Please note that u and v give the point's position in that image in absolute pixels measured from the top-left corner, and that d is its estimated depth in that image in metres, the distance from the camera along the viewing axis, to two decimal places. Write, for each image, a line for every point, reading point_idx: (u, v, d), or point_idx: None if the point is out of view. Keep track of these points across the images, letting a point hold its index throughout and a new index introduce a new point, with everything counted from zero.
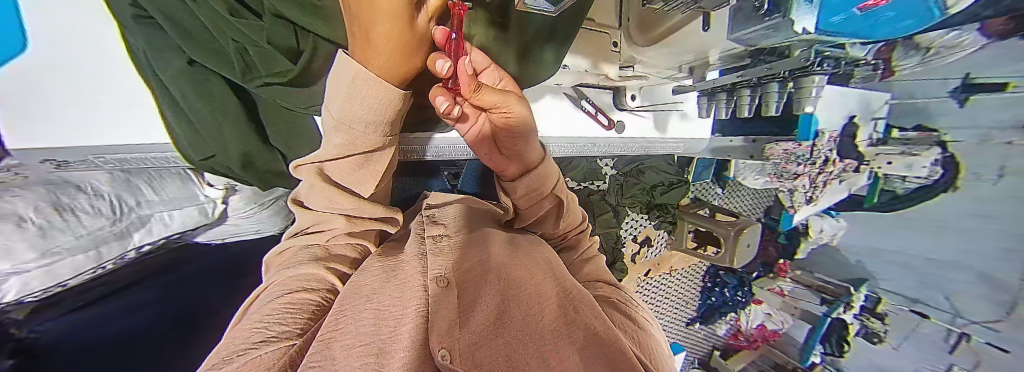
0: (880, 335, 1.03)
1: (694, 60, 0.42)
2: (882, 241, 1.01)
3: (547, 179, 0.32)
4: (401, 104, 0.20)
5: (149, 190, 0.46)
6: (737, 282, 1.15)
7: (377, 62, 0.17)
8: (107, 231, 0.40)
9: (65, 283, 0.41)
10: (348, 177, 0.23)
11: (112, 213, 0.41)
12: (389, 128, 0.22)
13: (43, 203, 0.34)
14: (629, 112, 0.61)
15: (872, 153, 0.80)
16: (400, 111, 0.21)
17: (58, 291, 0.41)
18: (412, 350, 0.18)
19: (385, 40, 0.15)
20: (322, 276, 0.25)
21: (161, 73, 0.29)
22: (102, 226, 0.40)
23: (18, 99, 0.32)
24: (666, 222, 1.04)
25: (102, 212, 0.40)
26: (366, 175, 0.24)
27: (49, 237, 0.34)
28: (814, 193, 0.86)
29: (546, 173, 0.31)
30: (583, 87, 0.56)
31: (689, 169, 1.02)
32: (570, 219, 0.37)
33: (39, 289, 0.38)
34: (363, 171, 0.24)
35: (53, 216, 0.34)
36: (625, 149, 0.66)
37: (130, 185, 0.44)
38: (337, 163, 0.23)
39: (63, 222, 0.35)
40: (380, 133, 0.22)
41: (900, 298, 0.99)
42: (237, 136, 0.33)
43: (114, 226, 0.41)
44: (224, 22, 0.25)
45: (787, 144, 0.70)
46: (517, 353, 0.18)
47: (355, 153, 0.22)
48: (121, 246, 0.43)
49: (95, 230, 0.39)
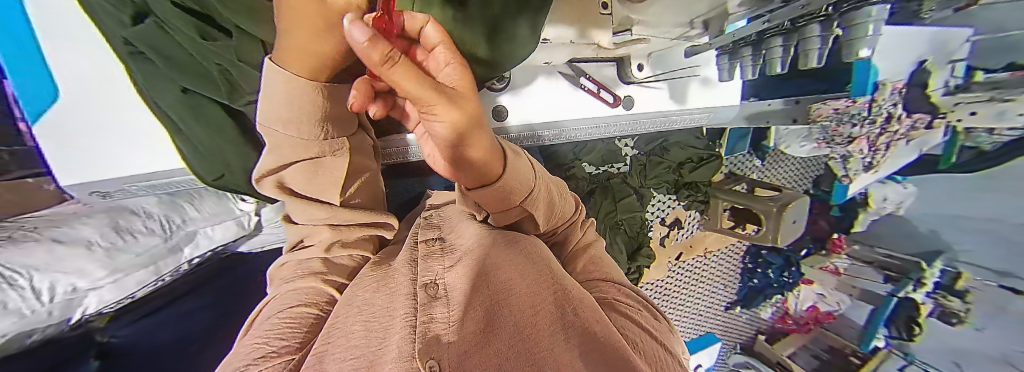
0: (960, 315, 0.88)
1: (709, 11, 0.38)
2: (962, 207, 0.85)
3: (515, 192, 0.27)
4: (327, 103, 0.19)
5: (192, 209, 0.49)
6: (782, 262, 1.04)
7: (298, 37, 0.14)
8: (162, 248, 0.45)
9: (134, 295, 0.45)
10: (307, 186, 0.23)
11: (163, 231, 0.45)
12: (325, 130, 0.21)
13: (105, 229, 0.39)
14: (638, 85, 0.55)
15: (948, 104, 0.70)
16: (329, 111, 0.20)
17: (128, 302, 0.45)
18: (401, 359, 0.15)
19: (304, 13, 0.13)
20: (320, 289, 0.25)
21: (164, 106, 0.30)
22: (156, 243, 0.44)
23: (56, 142, 0.36)
24: (697, 202, 0.96)
25: (153, 230, 0.44)
26: (326, 182, 0.23)
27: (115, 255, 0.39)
28: (875, 158, 0.75)
29: (512, 186, 0.26)
30: (579, 63, 0.51)
31: (721, 142, 0.92)
32: (558, 215, 0.34)
33: (113, 301, 0.41)
34: (320, 179, 0.23)
35: (115, 237, 0.39)
36: (638, 126, 0.61)
37: (175, 205, 0.47)
38: (290, 171, 0.22)
39: (125, 241, 0.40)
40: (316, 137, 0.21)
41: (986, 273, 0.84)
42: (239, 156, 0.34)
43: (167, 242, 0.45)
44: (198, 46, 0.26)
45: (838, 102, 0.63)
46: (510, 359, 0.16)
47: (303, 158, 0.21)
48: (175, 260, 0.47)
49: (152, 247, 0.43)
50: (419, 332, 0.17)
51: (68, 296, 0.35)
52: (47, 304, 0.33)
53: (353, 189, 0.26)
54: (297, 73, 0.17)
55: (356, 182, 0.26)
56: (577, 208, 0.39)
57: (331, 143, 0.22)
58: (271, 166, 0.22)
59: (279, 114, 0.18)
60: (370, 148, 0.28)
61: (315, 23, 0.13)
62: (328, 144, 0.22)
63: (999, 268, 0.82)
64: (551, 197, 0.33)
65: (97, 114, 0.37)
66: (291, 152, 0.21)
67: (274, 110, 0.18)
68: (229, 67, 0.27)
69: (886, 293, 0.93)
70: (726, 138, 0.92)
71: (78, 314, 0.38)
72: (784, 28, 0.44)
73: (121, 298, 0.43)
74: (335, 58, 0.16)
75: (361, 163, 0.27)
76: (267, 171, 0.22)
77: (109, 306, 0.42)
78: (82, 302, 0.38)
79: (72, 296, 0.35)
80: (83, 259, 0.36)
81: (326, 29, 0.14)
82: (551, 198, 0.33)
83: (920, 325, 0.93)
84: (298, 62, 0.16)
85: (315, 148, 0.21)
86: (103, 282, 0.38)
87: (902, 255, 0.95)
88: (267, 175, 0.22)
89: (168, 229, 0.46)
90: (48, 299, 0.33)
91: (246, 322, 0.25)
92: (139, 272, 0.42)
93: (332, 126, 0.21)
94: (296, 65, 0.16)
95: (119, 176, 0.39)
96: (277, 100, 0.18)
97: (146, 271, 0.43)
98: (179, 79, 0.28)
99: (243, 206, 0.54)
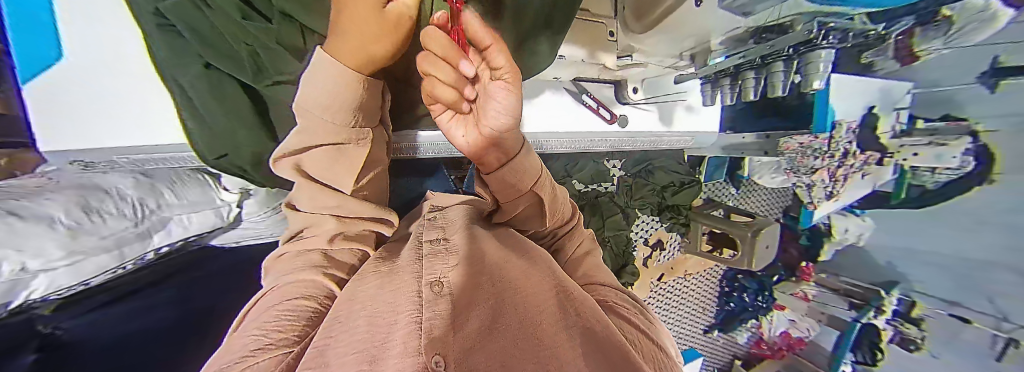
0: (917, 342, 0.95)
1: (696, 46, 0.43)
2: (913, 239, 0.94)
3: (524, 177, 0.29)
4: (363, 95, 0.21)
5: (171, 195, 0.46)
6: (757, 286, 1.09)
7: (350, 40, 0.17)
8: (130, 232, 0.40)
9: (90, 282, 0.39)
10: (326, 172, 0.24)
11: (134, 216, 0.41)
12: (357, 119, 0.22)
13: (72, 206, 0.34)
14: (632, 106, 0.60)
15: (895, 145, 0.79)
16: (365, 101, 0.22)
17: (80, 289, 0.39)
18: (408, 354, 0.15)
19: (375, 26, 0.16)
20: (321, 283, 0.25)
21: (184, 81, 0.31)
22: (126, 227, 0.39)
23: (49, 108, 0.37)
24: (678, 224, 1.00)
25: (125, 214, 0.39)
26: (343, 170, 0.24)
27: (79, 236, 0.33)
28: (835, 187, 0.79)
29: (522, 171, 0.28)
30: (582, 82, 0.56)
31: (701, 169, 1.00)
32: (560, 212, 0.36)
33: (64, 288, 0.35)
34: (338, 165, 0.24)
35: (81, 217, 0.34)
36: (630, 144, 0.66)
37: (153, 190, 0.44)
38: (311, 154, 0.23)
39: (91, 223, 0.35)
40: (347, 125, 0.22)
41: (935, 301, 0.92)
42: (252, 140, 0.34)
43: (136, 227, 0.41)
44: (234, 26, 0.27)
45: (802, 137, 0.69)
46: (514, 358, 0.18)
47: (325, 143, 0.22)
48: (142, 247, 0.42)
49: (119, 231, 0.38)
50: (424, 329, 0.17)
51: (14, 277, 0.27)
52: None
53: (364, 180, 0.27)
54: (343, 64, 0.19)
55: (369, 174, 0.28)
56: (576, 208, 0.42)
57: (358, 132, 0.23)
58: (294, 148, 0.23)
59: (320, 98, 0.20)
60: (385, 142, 0.29)
61: (373, 30, 0.16)
62: (355, 133, 0.23)
63: (950, 299, 0.89)
64: (553, 193, 0.34)
65: (79, 90, 0.37)
66: (318, 137, 0.22)
67: (316, 97, 0.20)
68: (262, 50, 0.28)
69: (850, 319, 0.98)
70: (705, 166, 0.99)
71: (21, 297, 0.30)
72: (756, 64, 0.48)
73: (71, 285, 0.36)
74: (382, 59, 0.19)
75: (374, 159, 0.28)
76: (288, 152, 0.23)
77: (60, 292, 0.36)
78: (28, 284, 0.30)
79: (18, 277, 0.28)
80: (43, 238, 0.29)
81: (379, 35, 0.17)
82: (553, 193, 0.34)
83: (881, 348, 1.00)
84: (347, 55, 0.18)
85: (344, 134, 0.22)
86: (58, 265, 0.31)
87: (864, 283, 1.02)
88: (285, 157, 0.24)
89: (141, 213, 0.41)
90: None
91: (240, 314, 0.25)
92: (101, 257, 0.36)
93: (364, 115, 0.23)
94: (345, 57, 0.19)
95: (96, 147, 0.39)
96: (317, 85, 0.19)
97: (108, 257, 0.37)
98: (206, 55, 0.29)
99: (225, 197, 0.54)
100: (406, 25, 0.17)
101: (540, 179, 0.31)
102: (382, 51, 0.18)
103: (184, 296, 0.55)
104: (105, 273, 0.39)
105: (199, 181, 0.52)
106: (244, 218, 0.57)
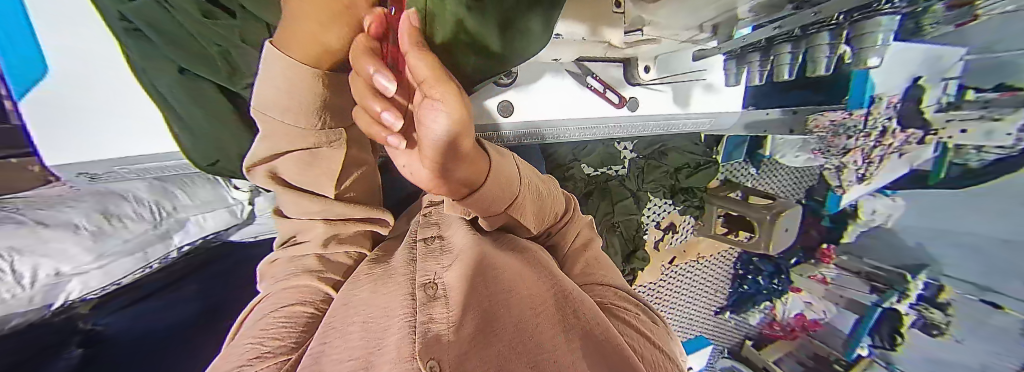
0: (941, 327, 0.89)
1: (717, 15, 0.38)
2: (947, 222, 0.88)
3: (499, 199, 0.27)
4: (326, 91, 0.21)
5: (184, 196, 0.49)
6: (773, 269, 1.06)
7: (303, 27, 0.17)
8: (150, 234, 0.44)
9: (120, 282, 0.42)
10: (298, 177, 0.26)
11: (152, 217, 0.45)
12: (321, 119, 0.23)
13: (91, 212, 0.38)
14: (644, 87, 0.56)
15: (940, 120, 0.70)
16: (328, 100, 0.22)
17: (114, 289, 0.42)
18: (401, 359, 0.13)
19: (310, 5, 0.16)
20: (315, 287, 0.25)
21: (161, 87, 0.30)
22: (145, 229, 0.43)
23: (54, 120, 0.36)
24: (692, 207, 0.96)
25: (143, 216, 0.43)
26: (317, 174, 0.26)
27: (103, 239, 0.38)
28: (867, 170, 0.77)
29: (496, 196, 0.26)
30: (587, 62, 0.52)
31: (718, 148, 0.93)
32: (550, 212, 0.35)
33: (98, 288, 0.38)
34: (312, 171, 0.26)
35: (102, 222, 0.39)
36: (643, 127, 0.62)
37: (166, 192, 0.48)
38: (284, 163, 0.25)
39: (112, 227, 0.39)
40: (313, 126, 0.23)
41: (968, 287, 0.86)
42: (234, 139, 0.34)
43: (156, 229, 0.45)
44: (199, 25, 0.27)
45: (835, 113, 0.65)
46: (513, 362, 0.16)
47: (297, 148, 0.24)
48: (165, 247, 0.46)
49: (141, 233, 0.43)
50: (419, 333, 0.15)
51: (52, 280, 0.32)
52: (29, 287, 0.31)
53: (348, 181, 0.28)
54: (297, 59, 0.19)
55: (353, 174, 0.29)
56: (568, 205, 0.40)
57: (327, 135, 0.24)
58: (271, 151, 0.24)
59: (279, 97, 0.20)
60: (366, 143, 0.30)
61: (318, 13, 0.16)
62: (326, 136, 0.24)
63: (982, 283, 0.83)
64: (540, 199, 0.33)
65: (75, 99, 0.37)
66: (285, 143, 0.24)
67: (276, 90, 0.20)
68: (232, 49, 0.29)
69: (871, 304, 0.95)
70: (723, 146, 0.92)
71: (60, 301, 0.35)
72: (794, 36, 0.46)
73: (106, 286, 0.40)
74: (333, 53, 0.19)
75: (357, 158, 0.29)
76: (259, 161, 0.25)
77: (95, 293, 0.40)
78: (63, 289, 0.35)
79: (56, 280, 0.33)
80: (67, 242, 0.34)
81: (330, 21, 0.16)
82: (536, 196, 0.32)
83: (902, 334, 0.95)
84: (299, 46, 0.18)
85: (313, 138, 0.24)
86: (89, 268, 0.36)
87: (888, 266, 0.97)
88: (258, 165, 0.26)
89: (157, 215, 0.45)
90: (31, 282, 0.31)
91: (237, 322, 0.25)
92: (127, 260, 0.41)
93: (331, 116, 0.23)
94: (295, 51, 0.19)
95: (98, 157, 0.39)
96: (273, 80, 0.19)
97: (132, 259, 0.41)
98: (177, 57, 0.28)
99: (236, 195, 0.54)
100: (359, 10, 0.16)
101: (517, 194, 0.29)
102: (336, 42, 0.18)
103: (208, 286, 0.57)
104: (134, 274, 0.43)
105: (211, 182, 0.53)
106: (257, 216, 0.57)
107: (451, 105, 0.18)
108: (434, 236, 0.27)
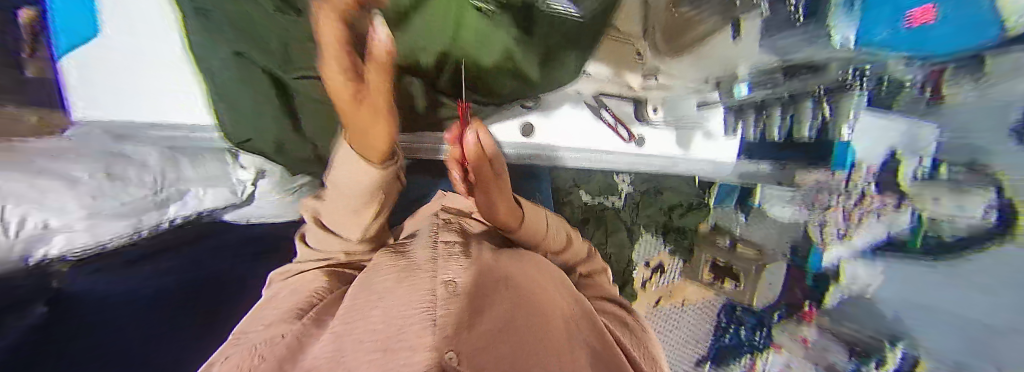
0: None
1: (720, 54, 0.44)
2: None
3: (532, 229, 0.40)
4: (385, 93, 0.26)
5: (190, 167, 0.49)
6: (756, 322, 0.90)
7: (330, 66, 0.24)
8: (148, 200, 0.43)
9: (107, 246, 0.40)
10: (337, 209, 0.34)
11: (154, 185, 0.44)
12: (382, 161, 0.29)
13: (96, 170, 0.38)
14: (651, 125, 0.69)
15: None
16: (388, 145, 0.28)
17: (98, 253, 0.39)
18: (422, 348, 0.14)
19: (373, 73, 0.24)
20: (318, 279, 0.31)
21: (217, 72, 0.33)
22: (144, 195, 0.42)
23: (91, 80, 0.44)
24: (680, 247, 1.04)
25: (145, 182, 0.43)
26: (341, 198, 0.32)
27: (101, 201, 0.37)
28: (847, 231, 0.69)
29: (521, 232, 0.38)
30: (604, 97, 0.65)
31: (709, 192, 0.98)
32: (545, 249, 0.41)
33: (83, 247, 0.37)
34: (345, 201, 0.32)
35: (105, 180, 0.38)
36: (648, 165, 0.74)
37: (174, 161, 0.47)
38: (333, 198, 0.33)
39: (113, 187, 0.39)
40: (372, 163, 0.28)
41: None
42: (275, 124, 0.38)
43: (155, 196, 0.44)
44: (268, 18, 0.31)
45: (821, 173, 0.72)
46: (524, 363, 0.17)
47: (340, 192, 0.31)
48: (159, 215, 0.45)
49: (139, 198, 0.42)
50: (438, 326, 0.16)
51: (39, 232, 0.31)
52: (12, 236, 0.29)
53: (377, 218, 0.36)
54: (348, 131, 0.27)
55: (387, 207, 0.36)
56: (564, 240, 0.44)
57: (386, 165, 0.29)
58: None
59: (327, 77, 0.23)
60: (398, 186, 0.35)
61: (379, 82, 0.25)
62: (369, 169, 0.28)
63: None
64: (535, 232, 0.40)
65: (115, 61, 0.45)
66: (345, 173, 0.29)
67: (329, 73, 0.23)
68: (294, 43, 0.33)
69: None
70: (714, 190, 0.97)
71: (40, 255, 0.32)
72: None
73: (93, 247, 0.38)
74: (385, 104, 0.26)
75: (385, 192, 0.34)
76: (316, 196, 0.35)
77: (80, 256, 0.38)
78: (50, 242, 0.33)
79: (42, 232, 0.32)
80: (64, 196, 0.34)
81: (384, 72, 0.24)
82: (538, 232, 0.41)
83: None
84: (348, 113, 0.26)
85: (363, 167, 0.29)
86: (78, 226, 0.35)
87: None
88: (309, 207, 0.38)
89: (160, 183, 0.44)
90: (16, 231, 0.30)
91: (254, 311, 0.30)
92: (120, 223, 0.40)
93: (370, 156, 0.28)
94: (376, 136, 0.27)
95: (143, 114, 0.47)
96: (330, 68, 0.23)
97: (126, 223, 0.40)
98: (236, 45, 0.31)
99: (242, 174, 0.55)
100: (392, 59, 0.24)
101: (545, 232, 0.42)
102: (374, 79, 0.24)
103: None
104: (121, 240, 0.41)
105: (219, 158, 0.54)
106: (256, 198, 0.58)
107: (489, 139, 0.37)
108: (434, 241, 0.29)
